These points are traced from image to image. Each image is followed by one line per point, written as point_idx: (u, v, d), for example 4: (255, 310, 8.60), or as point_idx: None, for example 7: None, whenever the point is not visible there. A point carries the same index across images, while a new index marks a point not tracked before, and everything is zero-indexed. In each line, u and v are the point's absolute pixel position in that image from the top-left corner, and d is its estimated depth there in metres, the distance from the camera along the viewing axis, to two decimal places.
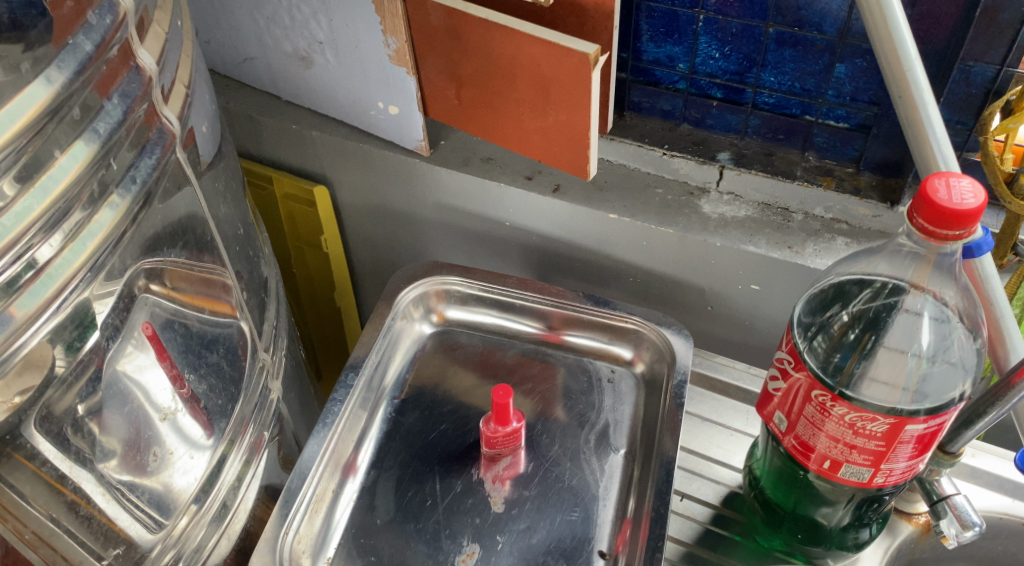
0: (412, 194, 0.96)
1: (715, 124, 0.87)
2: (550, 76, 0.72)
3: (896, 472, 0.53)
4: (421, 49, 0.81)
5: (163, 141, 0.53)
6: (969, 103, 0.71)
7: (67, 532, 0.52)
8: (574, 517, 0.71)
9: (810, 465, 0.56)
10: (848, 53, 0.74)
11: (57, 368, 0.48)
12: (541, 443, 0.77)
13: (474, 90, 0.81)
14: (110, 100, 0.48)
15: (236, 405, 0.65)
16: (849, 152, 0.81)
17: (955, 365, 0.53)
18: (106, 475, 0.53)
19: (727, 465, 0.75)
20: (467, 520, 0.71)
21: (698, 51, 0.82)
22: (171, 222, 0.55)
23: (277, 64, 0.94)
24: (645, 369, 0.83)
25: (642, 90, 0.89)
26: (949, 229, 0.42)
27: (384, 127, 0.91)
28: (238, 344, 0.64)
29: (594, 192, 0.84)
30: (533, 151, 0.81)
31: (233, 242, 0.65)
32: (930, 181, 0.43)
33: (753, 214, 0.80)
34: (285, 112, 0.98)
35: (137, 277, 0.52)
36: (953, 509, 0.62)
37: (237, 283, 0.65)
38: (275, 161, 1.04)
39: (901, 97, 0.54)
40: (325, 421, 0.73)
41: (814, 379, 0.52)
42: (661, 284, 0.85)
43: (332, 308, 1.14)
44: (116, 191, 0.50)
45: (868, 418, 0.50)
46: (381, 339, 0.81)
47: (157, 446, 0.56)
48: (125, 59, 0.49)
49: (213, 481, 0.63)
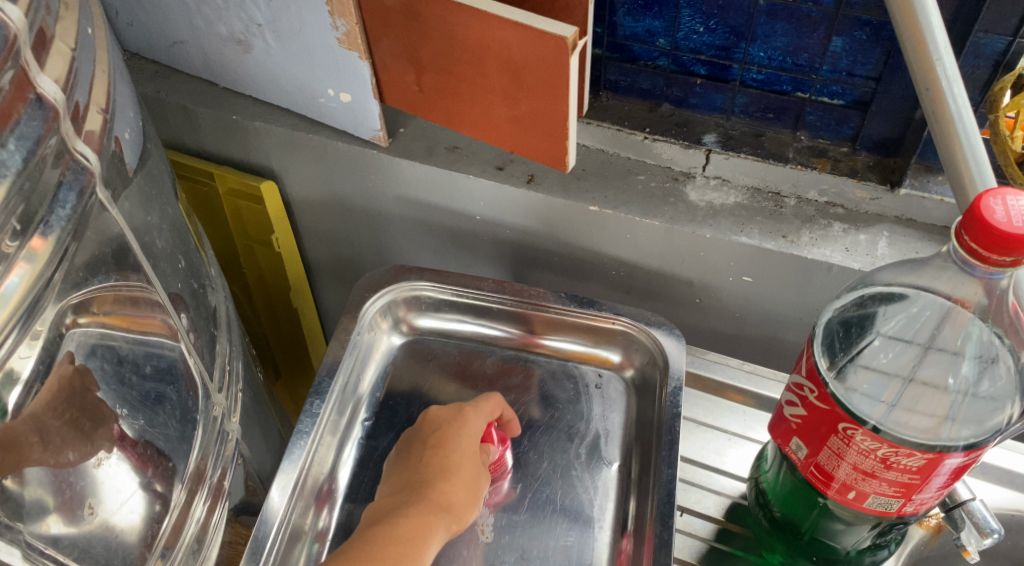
0: (371, 188, 0.88)
1: (699, 103, 0.81)
2: (523, 62, 0.64)
3: (927, 500, 0.49)
4: (375, 32, 0.72)
5: (80, 179, 0.45)
6: (976, 77, 0.65)
7: None
8: (569, 542, 0.67)
9: (831, 494, 0.51)
10: (847, 25, 0.68)
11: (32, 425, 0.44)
12: (528, 461, 0.72)
13: (437, 77, 0.73)
14: (4, 146, 0.39)
15: (192, 454, 0.58)
16: (844, 130, 0.76)
17: (994, 401, 0.49)
18: (32, 537, 0.46)
19: (726, 472, 0.71)
20: (454, 554, 0.66)
21: (680, 24, 0.75)
22: (99, 264, 0.47)
23: (211, 48, 0.84)
24: (635, 373, 0.78)
25: (619, 68, 0.81)
26: (1003, 254, 0.37)
27: (336, 117, 0.83)
28: (187, 386, 0.57)
29: (572, 182, 0.77)
30: (504, 141, 0.74)
31: (173, 272, 0.57)
32: (984, 200, 0.38)
33: (742, 201, 0.74)
34: (222, 101, 0.88)
35: (64, 314, 0.45)
36: (971, 516, 0.58)
37: (181, 317, 0.57)
38: (216, 155, 0.94)
39: (929, 90, 0.49)
40: (291, 457, 0.66)
41: (841, 409, 0.47)
42: (646, 278, 0.80)
43: (289, 309, 1.06)
44: (42, 229, 0.42)
45: (904, 453, 0.45)
46: (348, 357, 0.74)
47: (92, 497, 0.49)
48: (21, 92, 0.40)
49: (173, 540, 0.57)
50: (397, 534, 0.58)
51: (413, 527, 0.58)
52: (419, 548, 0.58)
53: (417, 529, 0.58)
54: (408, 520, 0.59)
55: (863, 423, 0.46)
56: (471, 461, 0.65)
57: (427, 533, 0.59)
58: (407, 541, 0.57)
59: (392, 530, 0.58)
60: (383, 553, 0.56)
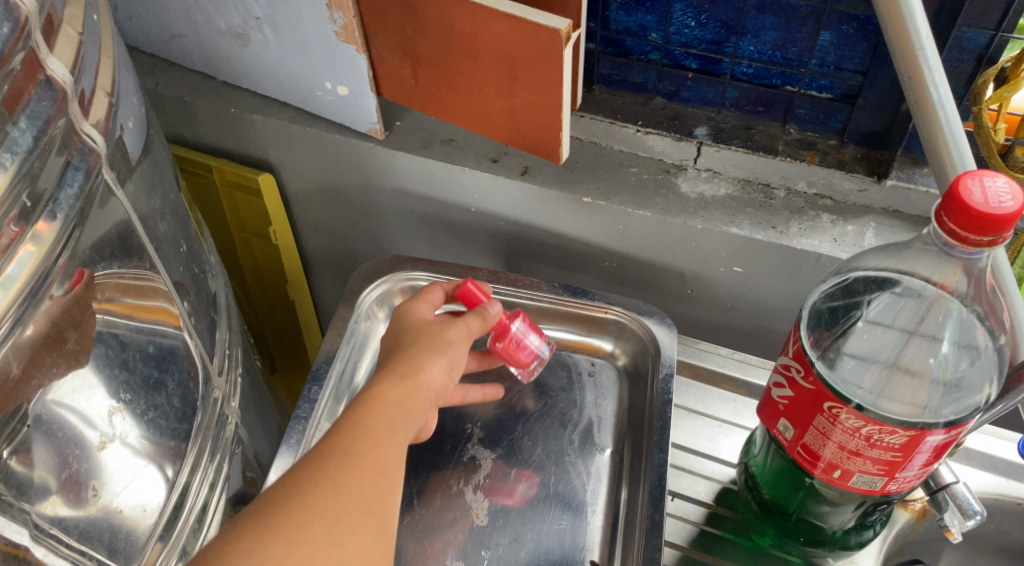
0: (368, 180, 0.89)
1: (690, 97, 0.82)
2: (517, 54, 0.66)
3: (909, 479, 0.50)
4: (372, 25, 0.73)
5: (87, 161, 0.46)
6: (960, 71, 0.67)
7: None
8: (563, 525, 0.68)
9: (817, 474, 0.53)
10: (834, 20, 0.69)
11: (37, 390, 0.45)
12: (522, 447, 0.73)
13: (432, 69, 0.74)
14: (16, 124, 0.40)
15: (192, 436, 0.59)
16: (832, 124, 0.78)
17: (976, 374, 0.51)
18: (40, 519, 0.47)
19: (717, 458, 0.72)
20: (450, 537, 0.67)
21: (672, 19, 0.76)
22: (104, 246, 0.48)
23: (209, 42, 0.85)
24: (627, 362, 0.79)
25: (612, 62, 0.83)
26: (981, 235, 0.38)
27: (332, 110, 0.84)
28: (188, 370, 0.58)
29: (566, 174, 0.78)
30: (499, 134, 0.75)
31: (175, 258, 0.58)
32: (962, 182, 0.39)
33: (733, 192, 0.76)
34: (220, 94, 0.89)
35: (70, 298, 0.46)
36: (954, 499, 0.60)
37: (182, 302, 0.58)
38: (214, 148, 0.95)
39: (911, 79, 0.51)
40: (288, 442, 0.67)
41: (826, 389, 0.49)
42: (637, 269, 0.81)
43: (285, 301, 1.07)
44: (45, 217, 0.43)
45: (886, 430, 0.47)
46: (345, 345, 0.75)
47: (96, 478, 0.50)
48: (32, 73, 0.41)
49: (173, 520, 0.58)
50: (374, 393, 0.51)
51: (387, 413, 0.50)
52: (399, 422, 0.50)
53: (394, 400, 0.51)
54: (377, 415, 0.49)
55: (847, 402, 0.48)
56: (452, 327, 0.58)
57: (400, 409, 0.50)
58: (384, 422, 0.49)
59: (366, 411, 0.49)
60: (363, 444, 0.47)
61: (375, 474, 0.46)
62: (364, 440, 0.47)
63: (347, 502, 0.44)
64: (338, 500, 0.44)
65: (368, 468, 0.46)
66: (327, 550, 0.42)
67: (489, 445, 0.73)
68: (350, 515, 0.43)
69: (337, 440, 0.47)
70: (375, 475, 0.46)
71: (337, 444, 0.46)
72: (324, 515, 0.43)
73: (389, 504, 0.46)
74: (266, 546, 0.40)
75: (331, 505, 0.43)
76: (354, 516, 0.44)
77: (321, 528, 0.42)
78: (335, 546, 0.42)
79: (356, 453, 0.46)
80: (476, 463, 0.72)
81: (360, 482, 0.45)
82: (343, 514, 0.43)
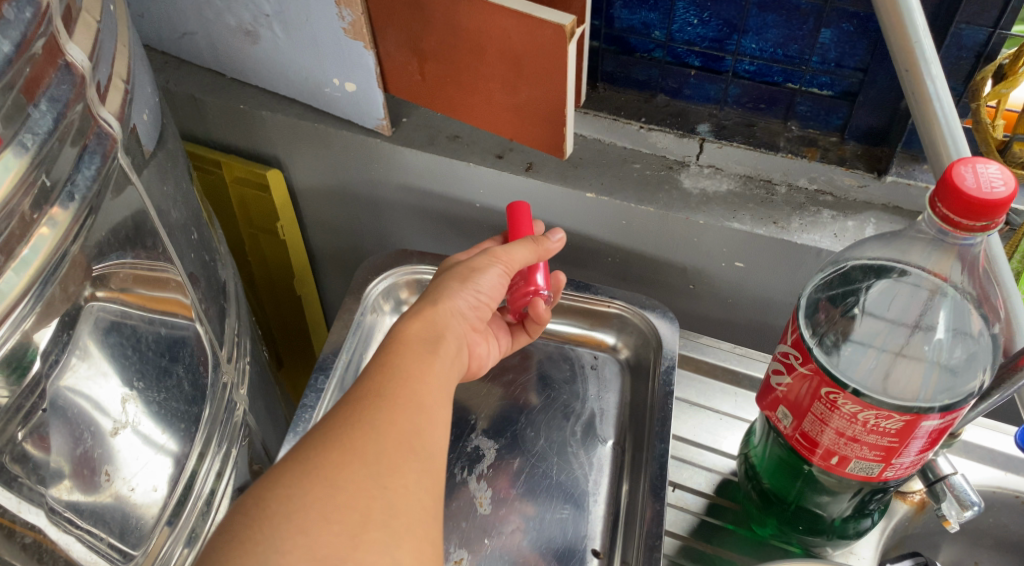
0: (374, 176, 0.90)
1: (693, 94, 0.83)
2: (522, 50, 0.67)
3: (906, 465, 0.51)
4: (380, 21, 0.75)
5: (103, 146, 0.47)
6: (959, 67, 0.68)
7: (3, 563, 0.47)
8: (565, 515, 0.69)
9: (815, 460, 0.54)
10: (834, 17, 0.70)
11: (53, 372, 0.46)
12: (525, 437, 0.74)
13: (439, 65, 0.75)
14: (37, 106, 0.42)
15: (201, 422, 0.60)
16: (833, 121, 0.79)
17: (971, 359, 0.52)
18: (54, 501, 0.48)
19: (718, 450, 0.73)
20: (453, 526, 0.68)
21: (675, 17, 0.77)
22: (118, 232, 0.49)
23: (219, 39, 0.86)
24: (629, 355, 0.80)
25: (616, 60, 0.84)
26: (974, 220, 0.40)
27: (340, 106, 0.85)
28: (198, 356, 0.59)
29: (569, 169, 0.79)
30: (504, 129, 0.76)
31: (186, 246, 0.59)
32: (955, 168, 0.40)
33: (735, 187, 0.76)
34: (230, 90, 0.90)
35: (83, 287, 0.47)
36: (951, 489, 0.60)
37: (192, 289, 0.59)
38: (223, 144, 0.97)
39: (908, 71, 0.52)
40: (295, 430, 0.68)
41: (824, 376, 0.50)
42: (640, 264, 0.82)
43: (292, 296, 1.08)
44: (58, 203, 0.44)
45: (883, 415, 0.48)
46: (351, 336, 0.76)
47: (108, 464, 0.51)
48: (52, 58, 0.43)
49: (182, 503, 0.59)
50: (403, 341, 0.55)
51: (415, 361, 0.53)
52: (430, 372, 0.53)
53: (420, 346, 0.55)
54: (406, 356, 0.53)
55: (845, 387, 0.49)
56: (484, 258, 0.65)
57: (428, 357, 0.54)
58: (415, 367, 0.52)
59: (395, 360, 0.52)
60: (394, 388, 0.50)
61: (409, 415, 0.48)
62: (396, 384, 0.50)
63: (384, 443, 0.46)
64: (375, 442, 0.46)
65: (402, 410, 0.48)
66: (370, 490, 0.44)
67: (492, 436, 0.74)
68: (389, 454, 0.46)
69: (368, 388, 0.49)
70: (409, 417, 0.48)
71: (371, 390, 0.49)
72: (362, 457, 0.45)
73: (428, 444, 0.48)
74: (306, 489, 0.43)
75: (368, 447, 0.45)
76: (392, 456, 0.46)
77: (361, 469, 0.44)
78: (377, 486, 0.44)
79: (389, 397, 0.49)
80: (479, 453, 0.73)
81: (395, 422, 0.47)
82: (382, 453, 0.46)
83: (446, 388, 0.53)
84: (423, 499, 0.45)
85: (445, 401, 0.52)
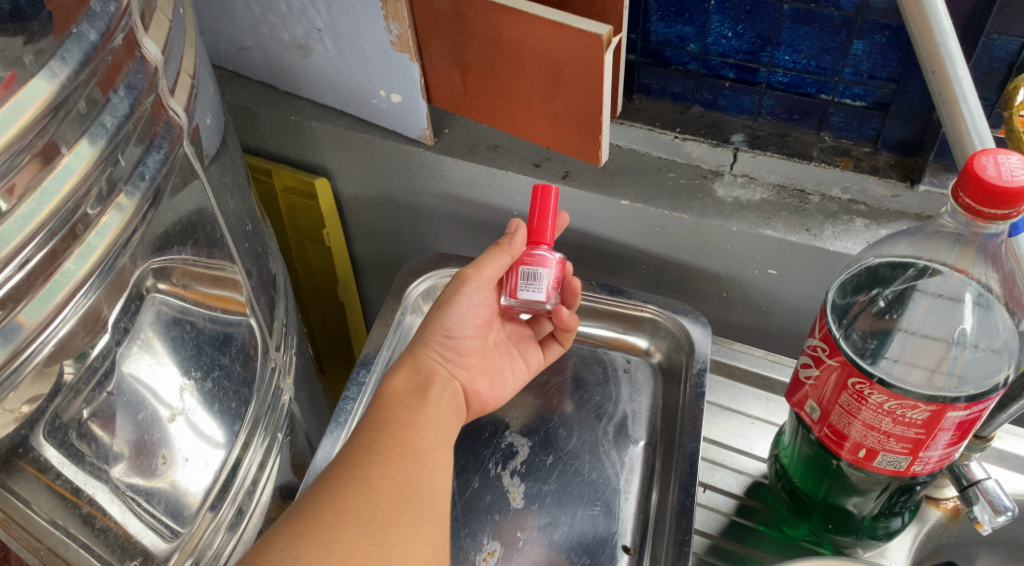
0: (416, 184, 0.93)
1: (727, 106, 0.85)
2: (560, 60, 0.70)
3: (932, 460, 0.52)
4: (425, 34, 0.78)
5: (170, 135, 0.51)
6: (991, 77, 0.69)
7: (65, 532, 0.50)
8: (596, 512, 0.70)
9: (844, 454, 0.55)
10: (867, 29, 0.72)
11: (118, 341, 0.49)
12: (558, 437, 0.76)
13: (479, 76, 0.78)
14: (116, 92, 0.46)
15: (249, 407, 0.63)
16: (866, 131, 0.80)
17: (995, 356, 0.53)
18: (113, 478, 0.51)
19: (750, 453, 0.73)
20: (486, 518, 0.70)
21: (709, 30, 0.80)
22: (182, 219, 0.53)
23: (273, 52, 0.91)
24: (662, 359, 0.82)
25: (652, 72, 0.87)
26: (996, 209, 0.42)
27: (386, 116, 0.88)
28: (248, 343, 0.62)
29: (605, 177, 0.82)
30: (542, 138, 0.79)
31: (242, 237, 0.63)
32: (977, 159, 0.43)
33: (769, 197, 0.78)
34: (282, 102, 0.95)
35: (145, 276, 0.50)
36: (985, 494, 0.60)
37: (247, 280, 0.63)
38: (274, 154, 1.01)
39: (935, 73, 0.53)
40: (338, 421, 0.71)
41: (849, 365, 0.51)
42: (673, 271, 0.83)
43: (335, 301, 1.12)
44: (124, 190, 0.48)
45: (908, 405, 0.49)
46: (391, 334, 0.79)
47: (164, 448, 0.54)
48: (130, 49, 0.47)
49: (229, 486, 0.62)
50: (389, 397, 0.60)
51: (407, 413, 0.59)
52: (421, 421, 0.58)
53: (407, 396, 0.61)
54: (394, 408, 0.59)
55: (871, 377, 0.50)
56: (454, 285, 0.67)
57: (415, 405, 0.60)
58: (404, 421, 0.58)
59: (384, 416, 0.58)
60: (386, 440, 0.55)
61: (403, 468, 0.53)
62: (386, 438, 0.55)
63: (379, 500, 0.51)
64: (370, 500, 0.50)
65: (395, 463, 0.53)
66: (366, 548, 0.48)
67: (526, 434, 0.76)
68: (384, 510, 0.50)
69: (360, 445, 0.54)
70: (402, 468, 0.53)
71: (361, 444, 0.55)
72: (358, 515, 0.49)
73: (424, 494, 0.53)
74: (301, 550, 0.47)
75: (363, 505, 0.50)
76: (388, 512, 0.50)
77: (357, 527, 0.49)
78: (373, 543, 0.48)
79: (381, 451, 0.54)
80: (513, 450, 0.75)
81: (387, 475, 0.52)
82: (377, 510, 0.50)
83: (438, 434, 0.58)
84: (421, 552, 0.50)
85: (440, 445, 0.58)
